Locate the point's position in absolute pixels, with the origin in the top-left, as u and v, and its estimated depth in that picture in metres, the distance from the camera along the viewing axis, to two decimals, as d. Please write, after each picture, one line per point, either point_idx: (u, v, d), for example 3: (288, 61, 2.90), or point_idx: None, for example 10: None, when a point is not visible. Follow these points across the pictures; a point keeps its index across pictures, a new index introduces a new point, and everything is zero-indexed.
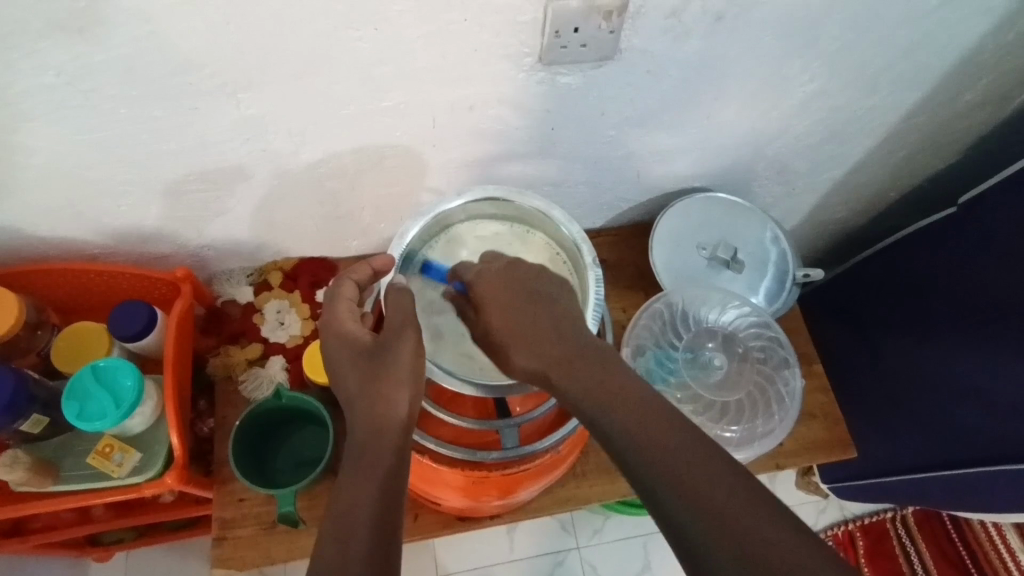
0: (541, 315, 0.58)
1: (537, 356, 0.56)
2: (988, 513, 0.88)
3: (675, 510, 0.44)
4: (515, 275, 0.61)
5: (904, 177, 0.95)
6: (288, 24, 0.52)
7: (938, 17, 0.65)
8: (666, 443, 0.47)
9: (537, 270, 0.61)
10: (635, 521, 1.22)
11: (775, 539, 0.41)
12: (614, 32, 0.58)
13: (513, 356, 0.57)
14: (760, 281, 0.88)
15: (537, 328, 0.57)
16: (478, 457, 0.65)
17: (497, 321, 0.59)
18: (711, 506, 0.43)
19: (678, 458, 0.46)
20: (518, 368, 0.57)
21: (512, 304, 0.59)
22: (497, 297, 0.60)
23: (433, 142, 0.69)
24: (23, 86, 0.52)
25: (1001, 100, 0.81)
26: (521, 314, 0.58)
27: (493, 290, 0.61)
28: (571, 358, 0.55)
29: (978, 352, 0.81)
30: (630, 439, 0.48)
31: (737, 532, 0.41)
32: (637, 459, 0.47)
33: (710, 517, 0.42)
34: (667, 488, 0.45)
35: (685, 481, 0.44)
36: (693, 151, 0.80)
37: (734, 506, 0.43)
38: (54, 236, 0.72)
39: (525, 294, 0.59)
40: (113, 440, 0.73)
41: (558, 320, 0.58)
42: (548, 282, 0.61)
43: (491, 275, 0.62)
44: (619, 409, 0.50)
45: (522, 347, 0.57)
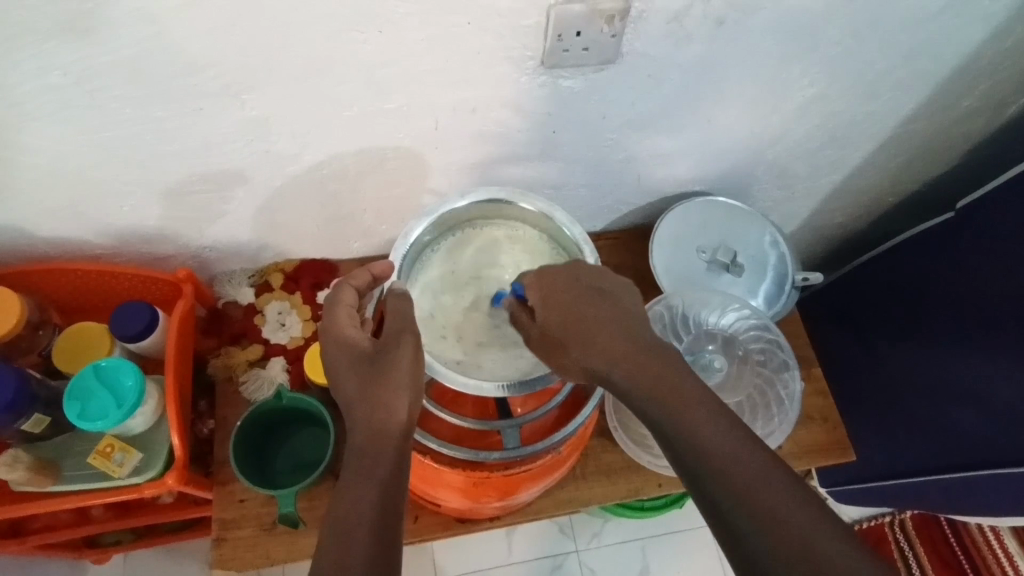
0: (602, 314, 0.57)
1: (599, 356, 0.55)
2: (986, 517, 0.88)
3: (721, 498, 0.44)
4: (575, 273, 0.60)
5: (902, 182, 0.95)
6: (292, 26, 0.52)
7: (936, 23, 0.66)
8: (716, 434, 0.47)
9: (592, 271, 0.60)
10: (634, 524, 1.22)
11: (818, 533, 0.41)
12: (615, 36, 0.58)
13: (573, 355, 0.56)
14: (759, 284, 0.88)
15: (599, 327, 0.56)
16: (479, 458, 0.64)
17: (556, 319, 0.57)
18: (757, 496, 0.43)
19: (726, 449, 0.46)
20: (575, 367, 0.56)
21: (573, 303, 0.57)
22: (556, 294, 0.58)
23: (435, 144, 0.70)
24: (28, 87, 0.53)
25: (998, 106, 0.82)
26: (583, 312, 0.57)
27: (553, 287, 0.59)
28: (634, 358, 0.54)
29: (976, 356, 0.82)
30: (678, 428, 0.48)
31: (784, 527, 0.41)
32: (684, 447, 0.47)
33: (757, 509, 0.42)
34: (713, 476, 0.45)
35: (733, 472, 0.45)
36: (693, 155, 0.81)
37: (782, 501, 0.43)
38: (56, 237, 0.72)
39: (587, 293, 0.58)
40: (114, 440, 0.73)
41: (619, 319, 0.57)
42: (600, 282, 0.60)
43: (550, 273, 0.60)
44: (666, 398, 0.50)
45: (584, 346, 0.55)
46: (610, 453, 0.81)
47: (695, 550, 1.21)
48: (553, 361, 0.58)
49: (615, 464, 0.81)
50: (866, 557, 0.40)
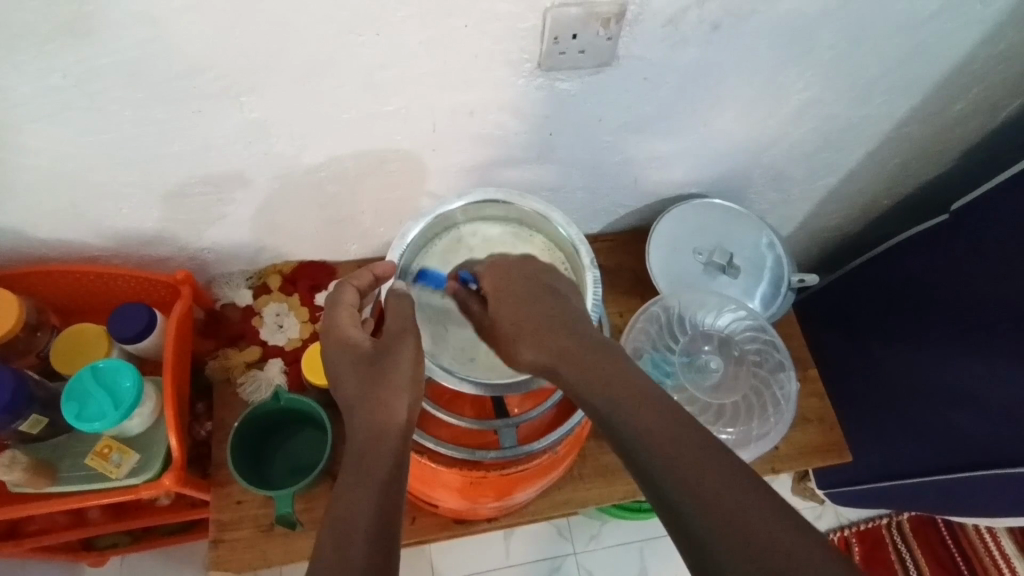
0: (546, 309, 0.59)
1: (543, 347, 0.56)
2: (982, 518, 0.88)
3: (678, 499, 0.41)
4: (523, 273, 0.64)
5: (897, 184, 0.96)
6: (292, 29, 0.52)
7: (929, 28, 0.66)
8: (673, 432, 0.45)
9: (541, 269, 0.65)
10: (632, 527, 1.22)
11: (762, 518, 0.39)
12: (611, 39, 0.59)
13: (520, 348, 0.58)
14: (756, 286, 0.88)
15: (543, 321, 0.58)
16: (477, 458, 0.65)
17: (504, 313, 0.60)
18: (699, 482, 0.41)
19: (682, 448, 0.43)
20: (523, 361, 0.58)
21: (519, 298, 0.61)
22: (504, 291, 0.62)
23: (433, 146, 0.70)
24: (28, 88, 0.53)
25: (992, 109, 0.82)
26: (529, 307, 0.59)
27: (502, 284, 0.63)
28: (575, 350, 0.55)
29: (971, 357, 0.82)
30: (635, 427, 0.46)
31: (742, 527, 0.38)
32: (639, 446, 0.45)
33: (707, 500, 0.40)
34: (668, 475, 0.42)
35: (682, 465, 0.43)
36: (689, 158, 0.81)
37: (740, 500, 0.40)
38: (55, 238, 0.73)
39: (532, 290, 0.61)
40: (111, 441, 0.73)
41: (561, 314, 0.59)
42: (554, 281, 0.64)
43: (497, 271, 0.65)
44: (610, 390, 0.49)
45: (527, 338, 0.57)
46: (607, 454, 0.81)
47: None
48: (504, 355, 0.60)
49: (612, 465, 0.81)
50: (829, 558, 0.37)
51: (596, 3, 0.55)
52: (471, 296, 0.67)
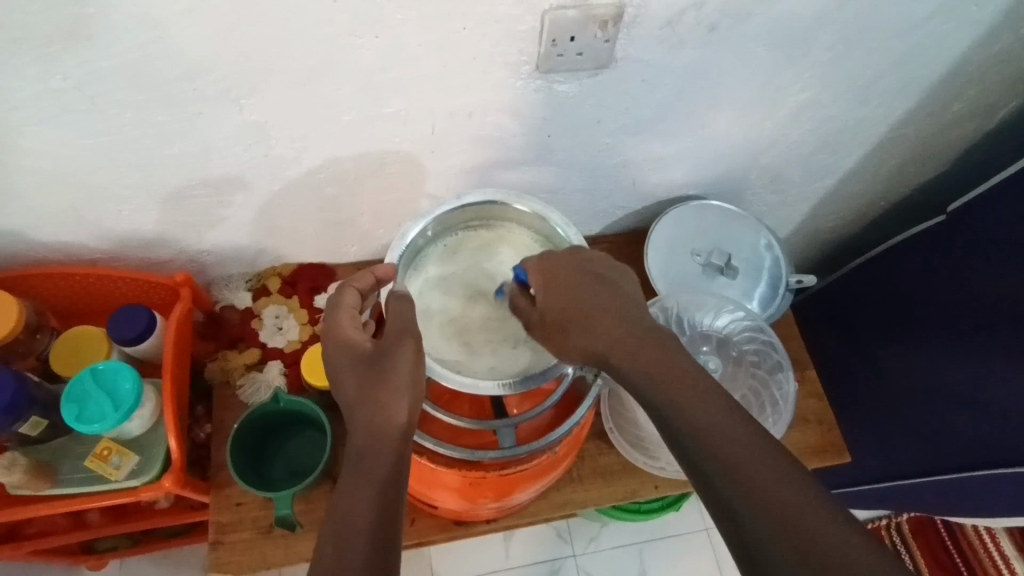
0: (601, 298, 0.58)
1: (598, 338, 0.56)
2: (981, 519, 0.88)
3: (726, 490, 0.44)
4: (577, 259, 0.61)
5: (895, 186, 0.96)
6: (291, 32, 0.53)
7: (925, 30, 0.67)
8: (724, 427, 0.47)
9: (596, 256, 0.62)
10: (631, 529, 1.22)
11: (803, 507, 0.41)
12: (609, 41, 0.59)
13: (573, 338, 0.57)
14: (754, 287, 0.89)
15: (598, 311, 0.57)
16: (476, 458, 0.64)
17: (558, 302, 0.58)
18: (744, 470, 0.44)
19: (733, 441, 0.46)
20: (574, 350, 0.58)
21: (574, 288, 0.59)
22: (559, 278, 0.59)
23: (433, 148, 0.70)
24: (29, 91, 0.53)
25: (988, 110, 0.83)
26: (583, 297, 0.58)
27: (555, 271, 0.60)
28: (628, 341, 0.55)
29: (969, 357, 0.82)
30: (685, 420, 0.48)
31: (790, 520, 0.41)
32: (689, 438, 0.47)
33: (750, 488, 0.43)
34: (717, 467, 0.45)
35: (729, 453, 0.45)
36: (688, 160, 0.82)
37: (788, 492, 0.42)
38: (55, 241, 0.73)
39: (586, 278, 0.59)
40: (111, 443, 0.72)
41: (615, 303, 0.58)
42: (603, 267, 0.61)
43: (552, 257, 0.61)
44: (661, 379, 0.52)
45: (581, 328, 0.57)
46: (606, 455, 0.81)
47: (693, 555, 1.21)
48: (553, 345, 0.59)
49: (611, 466, 0.81)
50: (865, 551, 0.39)
51: (594, 5, 0.55)
52: (519, 292, 0.63)
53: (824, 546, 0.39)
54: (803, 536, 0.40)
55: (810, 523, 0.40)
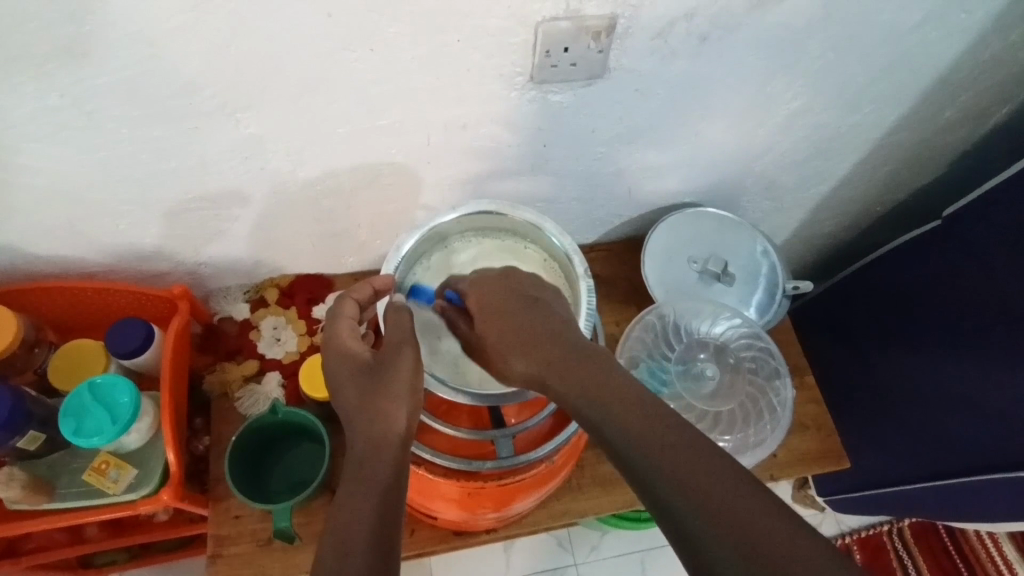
0: (533, 321, 0.60)
1: (530, 358, 0.57)
2: (981, 523, 0.88)
3: (674, 502, 0.42)
4: (508, 285, 0.65)
5: (889, 192, 0.97)
6: (286, 46, 0.53)
7: (915, 37, 0.67)
8: (672, 440, 0.45)
9: (530, 281, 0.65)
10: (632, 537, 1.21)
11: (750, 510, 0.40)
12: (602, 52, 0.60)
13: (511, 361, 0.59)
14: (751, 294, 0.89)
15: (530, 333, 0.59)
16: (473, 468, 0.66)
17: (491, 328, 0.61)
18: (687, 480, 0.43)
19: (680, 453, 0.44)
20: (514, 371, 0.59)
21: (507, 312, 0.61)
22: (491, 304, 0.63)
23: (428, 160, 0.71)
24: (27, 109, 0.54)
25: (980, 116, 0.83)
26: (515, 321, 0.60)
27: (488, 296, 0.64)
28: (563, 360, 0.56)
29: (965, 361, 0.82)
30: (630, 437, 0.47)
31: (738, 524, 0.40)
32: (637, 455, 0.46)
33: (693, 496, 0.42)
34: (665, 480, 0.43)
35: (672, 464, 0.44)
36: (682, 168, 0.82)
37: (737, 499, 0.41)
38: (54, 255, 0.73)
39: (519, 304, 0.62)
40: (109, 457, 0.73)
41: (548, 324, 0.59)
42: (536, 291, 0.64)
43: (483, 286, 0.65)
44: (601, 397, 0.51)
45: (516, 351, 0.58)
46: (605, 464, 0.81)
47: None
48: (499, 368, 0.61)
49: (611, 475, 0.81)
50: (822, 552, 0.38)
51: (586, 17, 0.56)
52: (457, 317, 0.67)
53: (782, 555, 0.38)
54: (750, 538, 0.39)
55: (759, 528, 0.39)
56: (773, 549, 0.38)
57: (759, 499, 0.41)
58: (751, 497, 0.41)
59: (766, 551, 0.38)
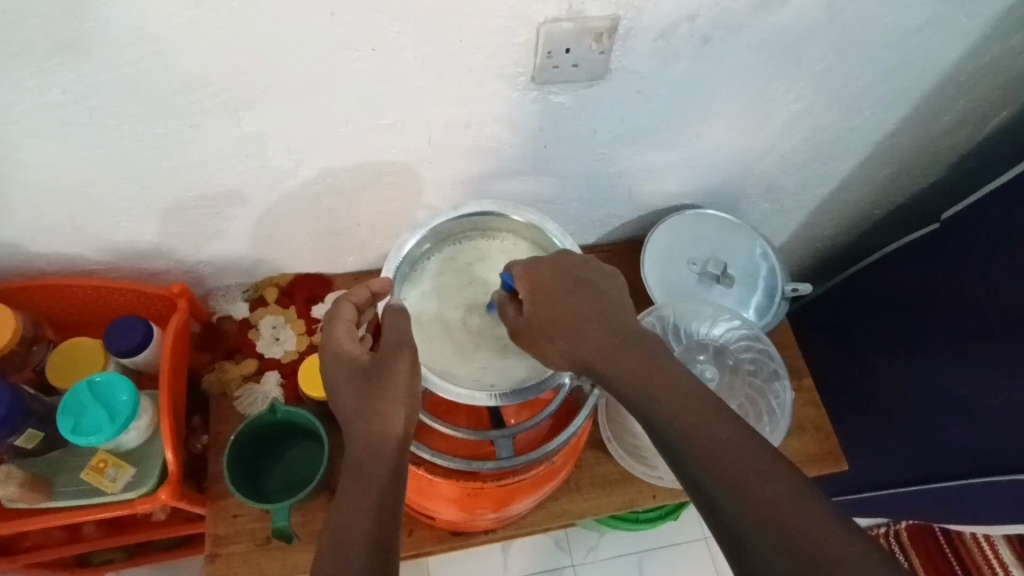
0: (583, 304, 0.58)
1: (582, 344, 0.57)
2: (977, 527, 0.88)
3: (721, 496, 0.45)
4: (561, 265, 0.61)
5: (889, 195, 0.97)
6: (288, 45, 0.53)
7: (916, 41, 0.67)
8: (711, 428, 0.48)
9: (579, 261, 0.62)
10: (629, 538, 1.21)
11: (794, 511, 0.43)
12: (604, 54, 0.60)
13: (559, 346, 0.57)
14: (750, 295, 0.90)
15: (579, 317, 0.58)
16: (473, 468, 0.65)
17: (539, 309, 0.58)
18: (735, 477, 0.45)
19: (719, 442, 0.47)
20: (561, 357, 0.58)
21: (563, 296, 0.59)
22: (545, 286, 0.59)
23: (429, 159, 0.71)
24: (28, 105, 0.54)
25: (979, 120, 0.83)
26: (566, 304, 0.58)
27: (539, 277, 0.60)
28: (612, 347, 0.56)
29: (963, 364, 0.83)
30: (671, 423, 0.50)
31: (783, 525, 0.42)
32: (678, 440, 0.48)
33: (740, 494, 0.44)
34: (705, 467, 0.46)
35: (719, 459, 0.46)
36: (683, 170, 0.82)
37: (773, 488, 0.44)
38: (53, 252, 0.73)
39: (569, 285, 0.59)
40: (107, 456, 0.73)
41: (598, 309, 0.58)
42: (589, 272, 0.61)
43: (536, 266, 0.61)
44: (648, 386, 0.52)
45: (568, 336, 0.57)
46: (604, 464, 0.81)
47: (692, 565, 1.20)
48: (542, 351, 0.59)
49: (609, 475, 0.81)
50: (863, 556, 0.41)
51: (588, 18, 0.56)
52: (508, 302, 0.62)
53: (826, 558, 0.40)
54: (794, 539, 0.42)
55: (796, 522, 0.42)
56: (807, 537, 0.41)
57: (792, 489, 0.44)
58: (785, 487, 0.44)
59: (800, 538, 0.41)
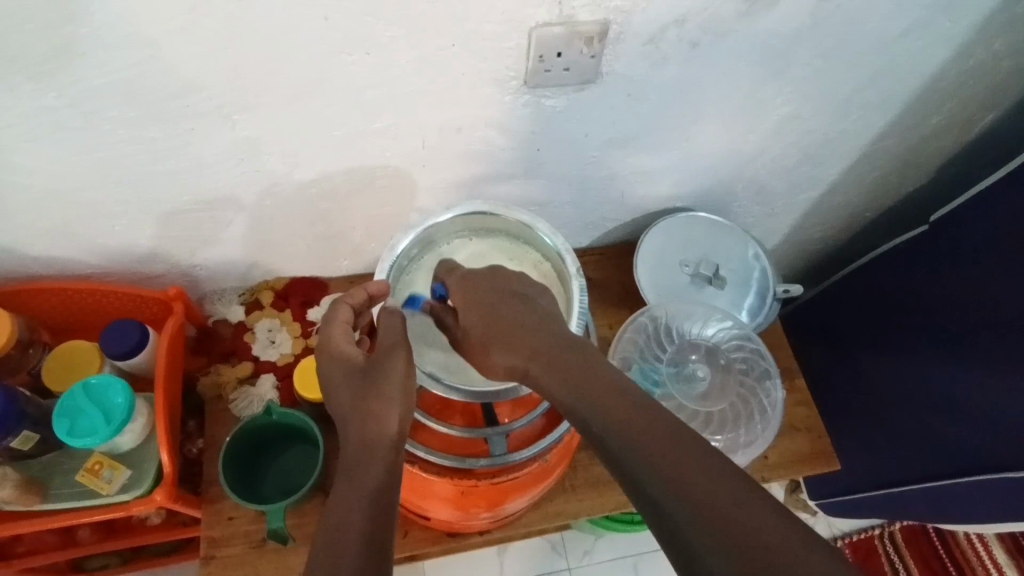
0: (518, 314, 0.62)
1: (512, 351, 0.59)
2: (968, 525, 0.89)
3: (654, 489, 0.44)
4: (496, 279, 0.67)
5: (878, 197, 0.98)
6: (283, 49, 0.54)
7: (901, 44, 0.69)
8: (668, 442, 0.46)
9: (513, 276, 0.67)
10: (625, 541, 1.21)
11: (728, 500, 0.42)
12: (594, 57, 0.61)
13: (494, 352, 0.60)
14: (743, 297, 0.90)
15: (510, 325, 0.61)
16: (468, 465, 0.66)
17: (473, 319, 0.63)
18: (666, 469, 0.45)
19: (677, 456, 0.45)
20: (495, 366, 0.60)
21: (490, 306, 0.63)
22: (473, 299, 0.65)
23: (422, 163, 0.71)
24: (23, 109, 0.54)
25: (967, 122, 0.85)
26: (499, 313, 0.62)
27: (474, 291, 0.66)
28: (547, 352, 0.57)
29: (953, 364, 0.84)
30: (623, 440, 0.48)
31: (717, 512, 0.42)
32: (625, 452, 0.47)
33: (672, 483, 0.44)
34: (650, 471, 0.45)
35: (653, 454, 0.46)
36: (674, 173, 0.83)
37: (733, 499, 0.42)
38: (48, 256, 0.73)
39: (506, 298, 0.63)
40: (102, 457, 0.73)
41: (535, 319, 0.61)
42: (519, 286, 0.66)
43: (470, 280, 0.67)
44: (585, 390, 0.53)
45: (498, 343, 0.60)
46: (599, 465, 0.82)
47: None
48: (478, 363, 0.62)
49: (604, 476, 0.81)
50: (806, 545, 0.39)
51: (578, 22, 0.57)
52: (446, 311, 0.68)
53: (762, 544, 0.39)
54: (727, 526, 0.41)
55: (732, 509, 0.41)
56: (769, 547, 0.39)
57: (754, 499, 0.42)
58: (738, 491, 0.43)
59: (752, 539, 0.40)
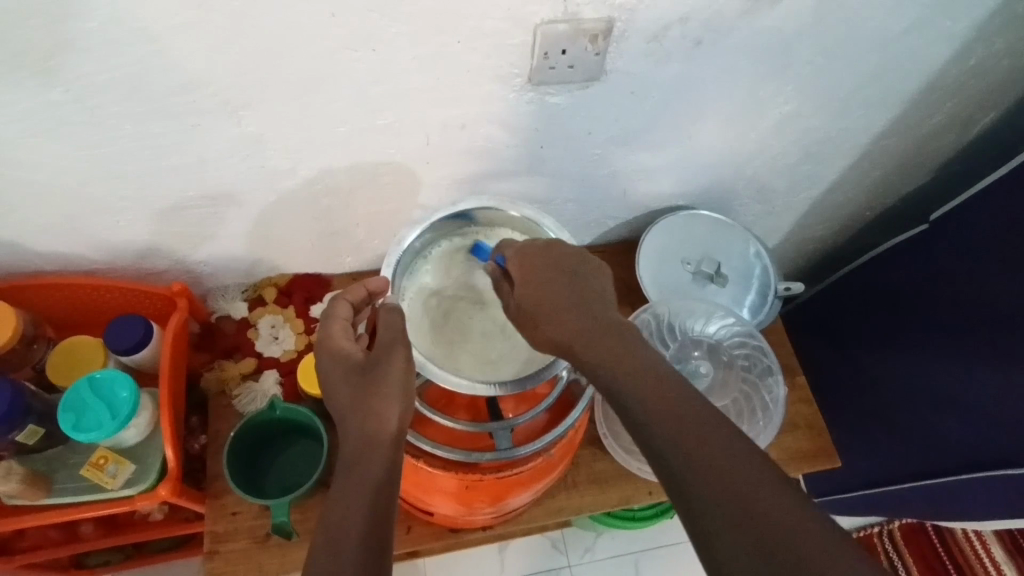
0: (567, 293, 0.61)
1: (563, 330, 0.59)
2: (968, 523, 0.89)
3: (682, 471, 0.45)
4: (552, 252, 0.63)
5: (878, 196, 0.99)
6: (288, 46, 0.54)
7: (902, 44, 0.69)
8: (704, 434, 0.46)
9: (575, 252, 0.64)
10: (626, 539, 1.22)
11: (754, 488, 0.43)
12: (598, 54, 0.61)
13: (541, 328, 0.60)
14: (744, 295, 0.91)
15: (567, 305, 0.60)
16: (472, 459, 0.66)
17: (528, 294, 0.62)
18: (695, 451, 0.46)
19: (705, 443, 0.46)
20: (543, 342, 0.61)
21: (547, 284, 0.61)
22: (535, 274, 0.62)
23: (426, 160, 0.72)
24: (30, 104, 0.55)
25: (967, 121, 0.85)
26: (550, 290, 0.61)
27: (534, 262, 0.63)
28: (595, 334, 0.58)
29: (953, 362, 0.84)
30: (657, 420, 0.49)
31: (742, 498, 0.42)
32: (657, 433, 0.48)
33: (700, 466, 0.45)
34: (679, 454, 0.46)
35: (684, 437, 0.47)
36: (675, 171, 0.84)
37: (758, 488, 0.43)
38: (51, 252, 0.74)
39: (560, 275, 0.62)
40: (108, 452, 0.73)
41: (587, 299, 0.61)
42: (577, 264, 0.63)
43: (529, 252, 0.63)
44: (623, 370, 0.54)
45: (551, 321, 0.60)
46: (600, 461, 0.82)
47: (687, 565, 1.21)
48: (524, 332, 0.62)
49: (606, 473, 0.82)
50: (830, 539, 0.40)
51: (582, 20, 0.57)
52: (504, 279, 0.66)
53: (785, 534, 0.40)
54: (753, 513, 0.41)
55: (757, 497, 0.42)
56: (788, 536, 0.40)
57: (778, 487, 0.43)
58: (764, 482, 0.43)
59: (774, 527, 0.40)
